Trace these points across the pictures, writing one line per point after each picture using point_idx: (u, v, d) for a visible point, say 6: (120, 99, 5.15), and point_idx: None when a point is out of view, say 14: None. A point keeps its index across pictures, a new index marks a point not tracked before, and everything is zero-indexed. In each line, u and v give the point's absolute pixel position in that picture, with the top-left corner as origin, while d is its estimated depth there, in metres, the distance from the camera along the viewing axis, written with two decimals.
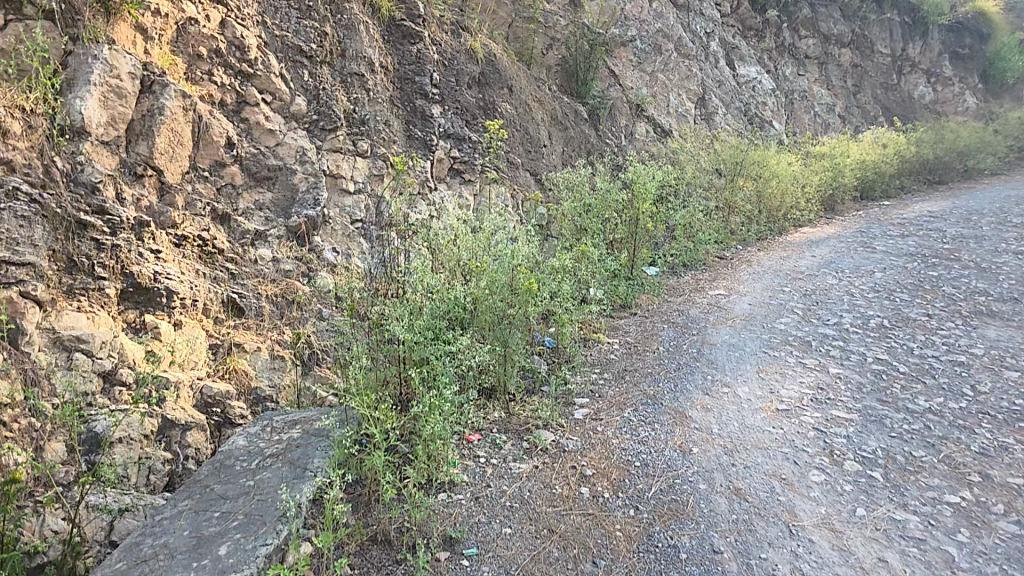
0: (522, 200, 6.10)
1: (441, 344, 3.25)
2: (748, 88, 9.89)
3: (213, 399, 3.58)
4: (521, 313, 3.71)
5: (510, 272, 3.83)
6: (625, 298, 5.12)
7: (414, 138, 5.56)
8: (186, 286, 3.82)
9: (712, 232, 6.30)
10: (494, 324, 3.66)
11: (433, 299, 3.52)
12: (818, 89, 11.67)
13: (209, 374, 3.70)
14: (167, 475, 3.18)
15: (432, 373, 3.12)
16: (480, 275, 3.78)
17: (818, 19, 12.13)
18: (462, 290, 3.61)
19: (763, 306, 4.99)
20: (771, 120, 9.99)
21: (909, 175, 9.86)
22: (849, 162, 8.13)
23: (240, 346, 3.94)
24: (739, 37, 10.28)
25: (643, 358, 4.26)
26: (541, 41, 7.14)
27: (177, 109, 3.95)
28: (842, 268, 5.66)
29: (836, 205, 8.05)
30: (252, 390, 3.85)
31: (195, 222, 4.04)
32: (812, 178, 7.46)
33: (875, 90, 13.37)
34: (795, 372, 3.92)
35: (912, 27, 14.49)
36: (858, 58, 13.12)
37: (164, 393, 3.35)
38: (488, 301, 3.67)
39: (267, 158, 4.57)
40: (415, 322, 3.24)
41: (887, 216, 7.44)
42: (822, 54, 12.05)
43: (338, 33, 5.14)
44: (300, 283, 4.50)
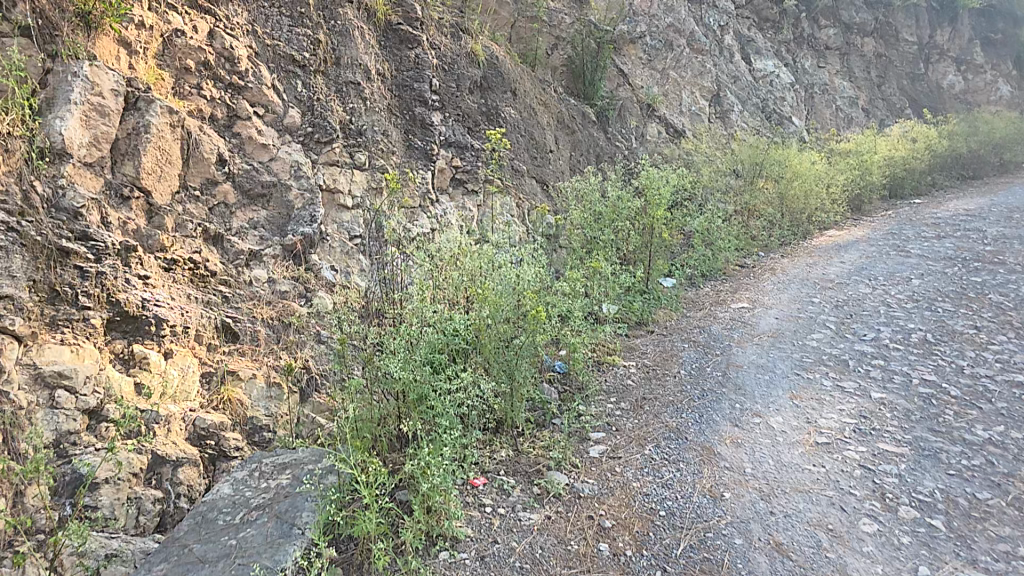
0: (529, 209, 5.77)
1: (438, 382, 3.04)
2: (765, 82, 9.50)
3: (207, 431, 3.37)
4: (528, 344, 3.45)
5: (515, 300, 3.62)
6: (640, 315, 4.80)
7: (414, 148, 5.29)
8: (177, 312, 3.60)
9: (732, 239, 5.95)
10: (499, 356, 3.40)
11: (429, 332, 3.24)
12: (837, 80, 11.19)
13: (202, 406, 3.48)
14: (157, 517, 2.97)
15: (431, 413, 2.93)
16: (484, 303, 3.51)
17: (836, 7, 11.64)
18: (460, 321, 3.37)
19: (792, 321, 4.66)
20: (790, 115, 9.57)
21: (940, 169, 9.36)
22: (877, 159, 7.71)
23: (235, 374, 3.71)
24: (754, 29, 9.87)
25: (664, 383, 3.96)
26: (546, 41, 6.84)
27: (164, 126, 3.73)
28: (875, 276, 5.28)
29: (862, 203, 7.60)
30: (247, 421, 3.61)
31: (185, 243, 3.83)
32: (837, 177, 7.06)
33: (900, 80, 12.86)
34: (833, 399, 3.65)
35: (936, 12, 13.90)
36: (880, 47, 12.57)
37: (154, 428, 3.17)
38: (491, 331, 3.43)
39: (260, 174, 4.34)
40: (408, 361, 3.00)
41: (919, 217, 6.98)
42: (842, 43, 11.58)
43: (333, 40, 4.89)
44: (298, 305, 4.26)
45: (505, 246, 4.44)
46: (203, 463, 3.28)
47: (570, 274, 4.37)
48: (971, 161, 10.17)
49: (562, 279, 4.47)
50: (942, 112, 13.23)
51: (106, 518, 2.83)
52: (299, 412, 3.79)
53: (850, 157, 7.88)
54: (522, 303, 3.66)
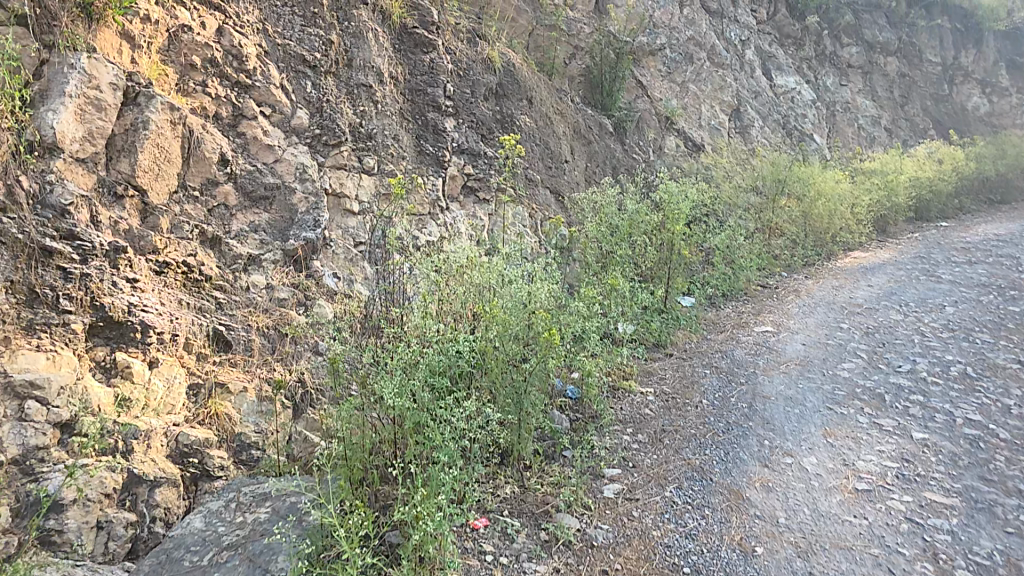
0: (542, 220, 5.54)
1: (438, 409, 2.77)
2: (786, 98, 9.42)
3: (191, 448, 3.08)
4: (539, 370, 3.15)
5: (526, 319, 3.37)
6: (659, 336, 4.52)
7: (425, 154, 5.10)
8: (165, 319, 3.35)
9: (754, 258, 5.70)
10: (506, 381, 3.11)
11: (431, 353, 2.97)
12: (860, 99, 11.11)
13: (187, 420, 3.20)
14: (128, 543, 2.66)
15: (429, 445, 2.66)
16: (494, 323, 3.23)
17: (861, 26, 11.69)
18: (466, 342, 3.11)
19: (821, 349, 4.37)
20: (811, 133, 9.44)
21: (966, 193, 9.15)
22: (903, 180, 7.51)
23: (225, 387, 3.44)
24: (775, 45, 9.83)
25: (685, 414, 3.65)
26: (564, 50, 6.77)
27: (164, 123, 3.55)
28: (906, 301, 5.01)
29: (887, 225, 7.34)
30: (235, 437, 3.32)
31: (180, 245, 3.61)
32: (862, 196, 6.84)
33: (924, 101, 12.80)
34: (871, 438, 3.34)
35: (958, 35, 13.94)
36: (904, 68, 12.56)
37: (132, 444, 2.88)
38: (500, 353, 3.16)
39: (263, 176, 4.13)
40: (404, 386, 2.72)
41: (948, 241, 6.71)
42: (865, 62, 11.55)
43: (345, 42, 4.75)
44: (296, 314, 4.00)
45: (515, 260, 4.22)
46: (184, 483, 2.99)
47: (584, 291, 4.13)
48: (1001, 184, 10.04)
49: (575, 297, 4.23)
50: (963, 134, 13.13)
51: (71, 544, 2.52)
52: (291, 428, 3.50)
53: (876, 176, 7.67)
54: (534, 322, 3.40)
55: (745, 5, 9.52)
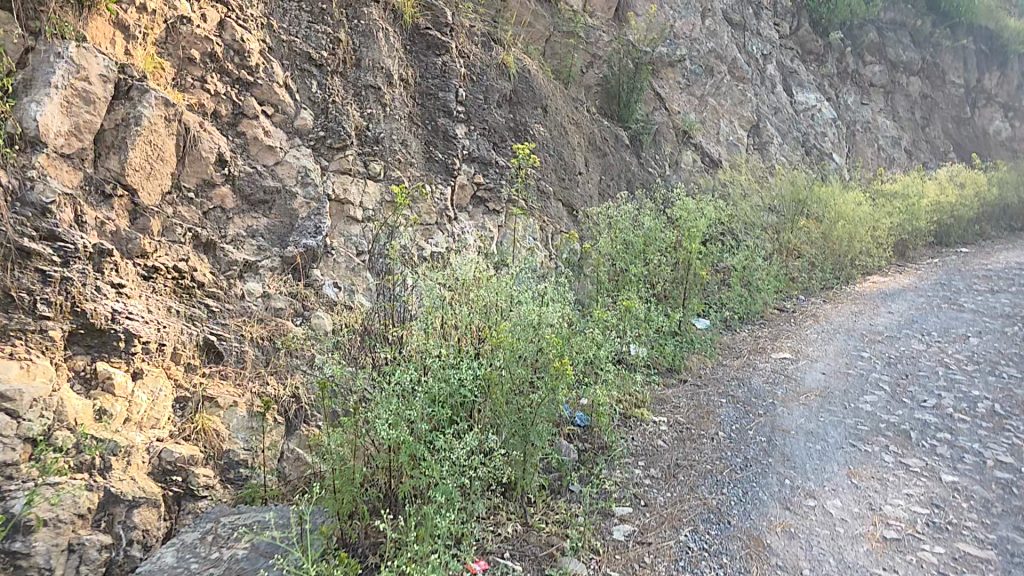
0: (553, 233, 5.31)
1: (435, 442, 2.56)
2: (806, 115, 9.28)
3: (174, 466, 2.85)
4: (546, 400, 2.91)
5: (535, 344, 3.12)
6: (672, 360, 4.31)
7: (434, 160, 4.88)
8: (152, 327, 3.12)
9: (771, 280, 5.49)
10: (511, 412, 2.87)
11: (431, 380, 2.74)
12: (881, 119, 11.00)
13: (172, 436, 2.97)
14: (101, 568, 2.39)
15: (426, 482, 2.43)
16: (500, 348, 2.98)
17: (885, 45, 11.62)
18: (469, 369, 2.87)
19: (842, 380, 4.17)
20: (830, 152, 9.30)
21: (988, 219, 9.03)
22: (924, 204, 7.36)
23: (214, 401, 3.21)
24: (797, 61, 9.70)
25: (700, 447, 3.44)
26: (581, 58, 6.59)
27: (158, 119, 3.33)
28: (928, 330, 4.83)
29: (907, 248, 7.19)
30: (222, 454, 3.10)
31: (170, 249, 3.39)
32: (884, 219, 6.67)
33: (945, 123, 12.73)
34: (897, 480, 3.13)
35: (982, 56, 13.84)
36: (927, 88, 12.49)
37: (111, 460, 2.64)
38: (504, 382, 2.91)
39: (263, 178, 3.92)
40: (399, 417, 2.51)
41: (969, 267, 6.58)
42: (887, 81, 11.45)
43: (354, 41, 4.53)
44: (292, 324, 3.78)
45: (523, 278, 4.01)
46: (165, 504, 2.75)
47: (596, 313, 3.92)
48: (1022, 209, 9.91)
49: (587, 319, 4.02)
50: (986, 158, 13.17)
51: (40, 569, 2.23)
52: (282, 446, 3.26)
53: (896, 199, 7.52)
54: (544, 347, 3.16)
55: (768, 19, 9.41)
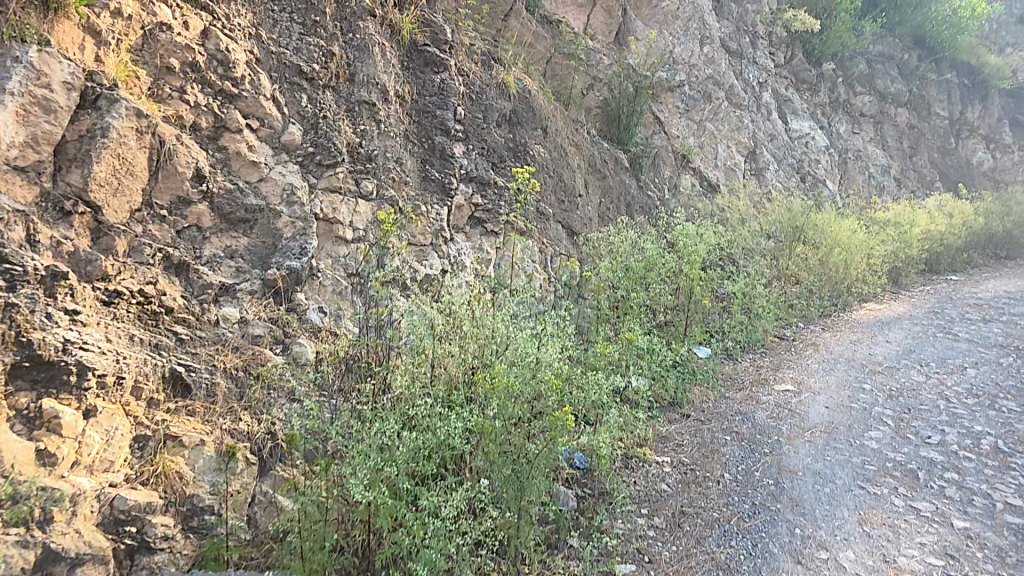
0: (552, 256, 5.15)
1: (418, 501, 2.31)
2: (800, 142, 9.48)
3: (128, 515, 2.49)
4: (544, 452, 2.63)
5: (532, 387, 2.84)
6: (674, 393, 4.10)
7: (430, 180, 4.68)
8: (110, 359, 2.77)
9: (772, 307, 5.41)
10: (505, 465, 2.58)
11: (416, 431, 2.48)
12: (872, 149, 11.38)
13: (127, 481, 2.61)
14: None
15: (406, 549, 2.24)
16: (496, 393, 2.70)
17: (875, 76, 12.12)
18: (460, 417, 2.58)
19: (845, 414, 3.98)
20: (824, 179, 9.51)
21: (974, 247, 9.37)
22: (915, 232, 7.54)
23: (179, 439, 2.86)
24: (791, 89, 9.98)
25: (706, 493, 3.16)
26: (582, 80, 6.58)
27: (128, 131, 3.05)
28: (926, 360, 4.83)
29: (900, 275, 7.31)
30: (185, 500, 2.73)
31: (137, 272, 3.11)
32: (878, 246, 6.77)
33: (932, 153, 13.28)
34: (910, 526, 2.86)
35: (964, 90, 14.55)
36: (915, 120, 13.06)
37: (53, 512, 2.24)
38: (498, 431, 2.62)
39: (244, 196, 3.65)
40: (379, 473, 2.30)
41: (959, 296, 6.75)
42: (877, 111, 11.91)
43: (348, 55, 4.32)
44: (272, 353, 3.49)
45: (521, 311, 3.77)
46: (116, 560, 2.39)
47: (598, 347, 3.69)
48: (1007, 239, 10.33)
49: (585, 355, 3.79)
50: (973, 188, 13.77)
51: None
52: (255, 488, 2.94)
53: (889, 227, 7.69)
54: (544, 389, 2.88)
55: (763, 48, 9.68)
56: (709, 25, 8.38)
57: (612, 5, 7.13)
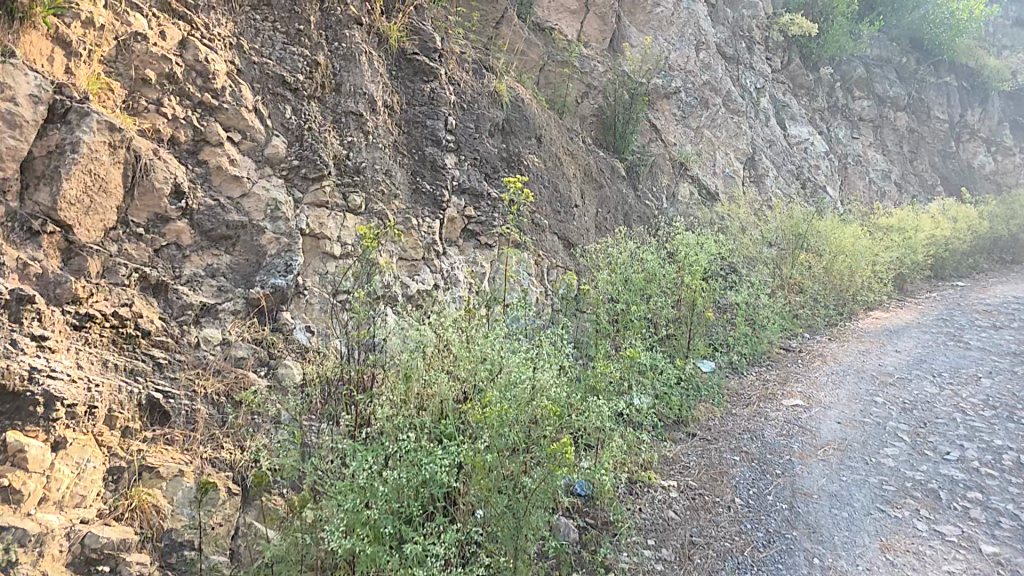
0: (549, 268, 5.01)
1: (404, 545, 2.13)
2: (799, 148, 9.42)
3: (100, 554, 2.32)
4: (541, 486, 2.42)
5: (528, 415, 2.63)
6: (679, 411, 3.90)
7: (421, 193, 4.54)
8: (80, 388, 2.59)
9: (776, 318, 5.28)
10: (499, 502, 2.37)
11: (399, 468, 2.30)
12: (872, 153, 11.35)
13: (99, 517, 2.44)
14: None
15: None
16: (488, 424, 2.49)
17: (873, 80, 12.15)
18: (448, 451, 2.39)
19: (857, 430, 3.81)
20: (824, 184, 9.43)
21: (980, 252, 9.26)
22: (920, 238, 7.45)
23: (155, 470, 2.68)
24: (789, 95, 9.93)
25: (717, 520, 2.96)
26: (576, 88, 6.52)
27: (100, 146, 2.90)
28: (938, 370, 4.69)
29: (905, 282, 7.20)
30: (162, 535, 2.55)
31: (111, 294, 2.93)
32: (882, 253, 6.66)
33: (932, 157, 13.26)
34: (938, 554, 2.67)
35: (964, 93, 14.57)
36: (915, 123, 13.06)
37: (16, 554, 2.09)
38: (491, 466, 2.42)
39: (226, 212, 3.50)
40: (360, 516, 2.15)
41: (968, 302, 6.65)
42: (876, 115, 11.90)
43: (334, 65, 4.19)
44: (256, 376, 3.31)
45: (513, 331, 3.59)
46: None
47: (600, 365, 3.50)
48: (1013, 243, 10.25)
49: (585, 375, 3.60)
50: (974, 191, 13.72)
51: None
52: (237, 519, 2.75)
53: (893, 232, 7.58)
54: (542, 416, 2.68)
55: (760, 54, 9.65)
56: (705, 31, 8.33)
57: (606, 12, 7.07)
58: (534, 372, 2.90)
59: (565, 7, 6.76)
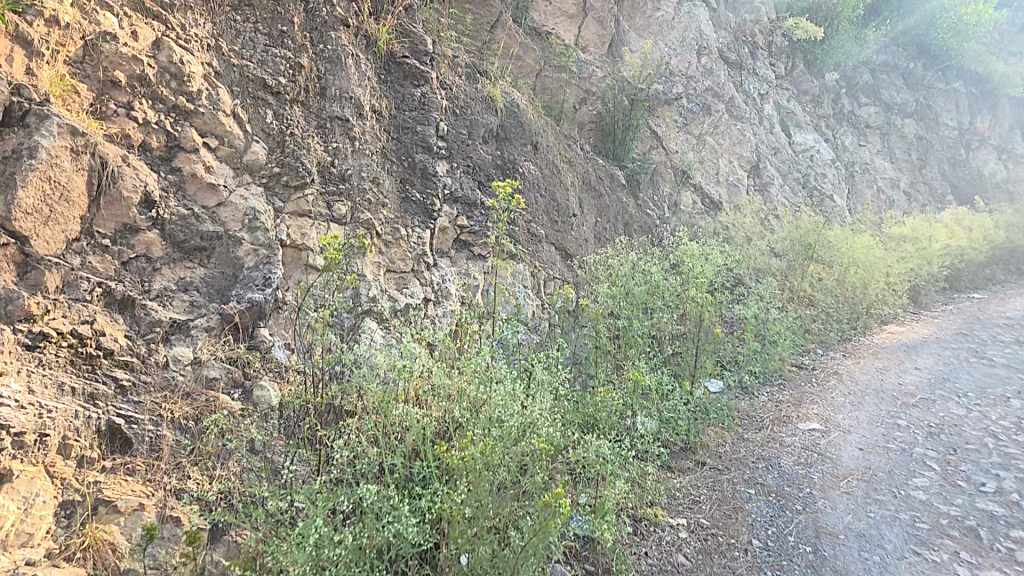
0: (546, 281, 4.80)
1: None
2: (805, 156, 9.27)
3: None
4: (531, 542, 2.14)
5: (515, 456, 2.38)
6: (688, 436, 3.61)
7: (411, 202, 4.32)
8: (31, 414, 2.32)
9: (788, 332, 5.02)
10: (481, 560, 2.10)
11: (360, 524, 2.01)
12: (879, 162, 11.21)
13: (47, 557, 2.10)
14: None
15: None
16: (469, 471, 2.19)
17: (878, 88, 12.18)
18: (420, 503, 2.09)
19: (883, 458, 3.52)
20: (831, 193, 9.24)
21: (994, 263, 9.00)
22: (935, 249, 7.25)
23: (113, 504, 2.38)
24: (793, 101, 9.83)
25: (733, 566, 2.63)
26: (574, 93, 6.38)
27: (61, 151, 2.70)
28: (963, 389, 4.43)
29: (920, 294, 6.98)
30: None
31: (70, 310, 2.68)
32: (895, 265, 6.45)
33: (941, 166, 13.15)
34: None
35: (971, 100, 14.51)
36: (923, 131, 12.98)
37: None
38: (471, 517, 2.14)
39: (200, 222, 3.28)
40: None
41: (988, 316, 6.45)
42: (883, 123, 11.85)
43: (318, 68, 4.02)
44: (229, 398, 3.02)
45: (503, 354, 3.28)
46: None
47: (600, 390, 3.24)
48: None
49: (583, 400, 3.33)
50: (985, 200, 13.53)
51: None
52: (202, 556, 2.37)
53: (908, 244, 7.37)
54: (531, 455, 2.43)
55: (763, 59, 9.54)
56: (706, 36, 8.25)
57: (604, 17, 6.97)
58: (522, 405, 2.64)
59: (562, 12, 6.64)
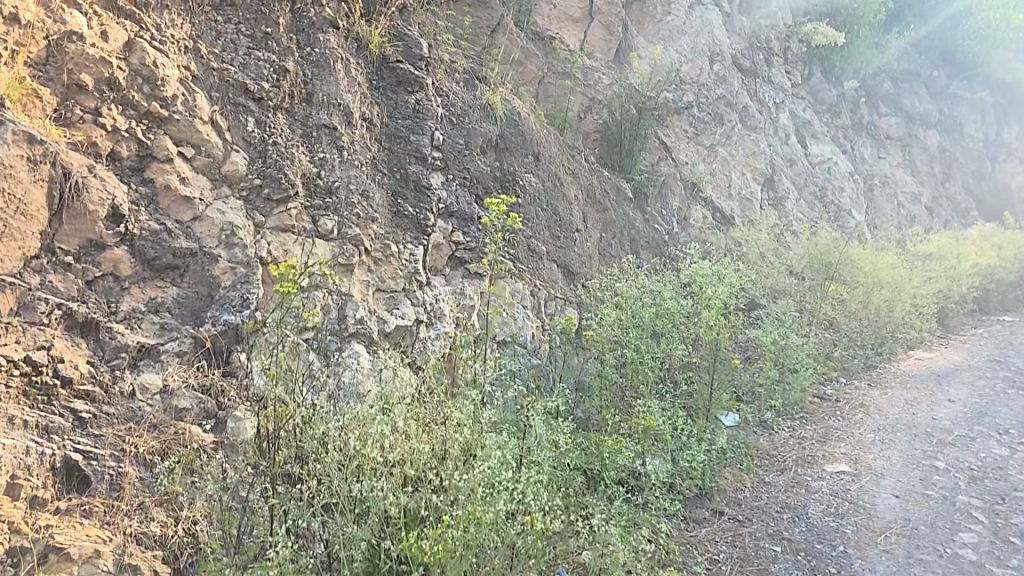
0: (546, 301, 4.51)
1: None
2: (822, 168, 8.98)
3: None
4: None
5: (504, 542, 2.10)
6: (703, 480, 3.31)
7: (403, 216, 4.05)
8: None
9: (810, 359, 4.72)
10: None
11: None
12: (899, 174, 10.88)
13: None
14: None
15: None
16: (444, 562, 1.93)
17: (900, 97, 11.93)
18: None
19: (924, 508, 3.17)
20: (850, 209, 8.93)
21: None
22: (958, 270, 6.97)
23: (64, 551, 2.10)
24: (809, 111, 9.56)
25: None
26: (579, 101, 6.14)
27: (17, 160, 2.47)
28: (1005, 425, 4.11)
29: (946, 317, 6.65)
30: None
31: (25, 335, 2.42)
32: (920, 286, 6.15)
33: (965, 178, 12.82)
34: None
35: (997, 110, 14.19)
36: (947, 141, 12.71)
37: None
38: None
39: (173, 237, 3.01)
40: None
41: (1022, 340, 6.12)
42: (905, 133, 11.57)
43: (305, 72, 3.78)
44: (200, 432, 2.73)
45: (496, 401, 2.97)
46: None
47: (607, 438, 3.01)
48: None
49: (589, 447, 3.05)
50: (1015, 215, 13.13)
51: None
52: None
53: (933, 263, 7.09)
54: (523, 538, 2.15)
55: (777, 66, 9.27)
56: (718, 42, 8.02)
57: (612, 22, 6.76)
58: (515, 474, 2.34)
59: (568, 16, 6.43)
